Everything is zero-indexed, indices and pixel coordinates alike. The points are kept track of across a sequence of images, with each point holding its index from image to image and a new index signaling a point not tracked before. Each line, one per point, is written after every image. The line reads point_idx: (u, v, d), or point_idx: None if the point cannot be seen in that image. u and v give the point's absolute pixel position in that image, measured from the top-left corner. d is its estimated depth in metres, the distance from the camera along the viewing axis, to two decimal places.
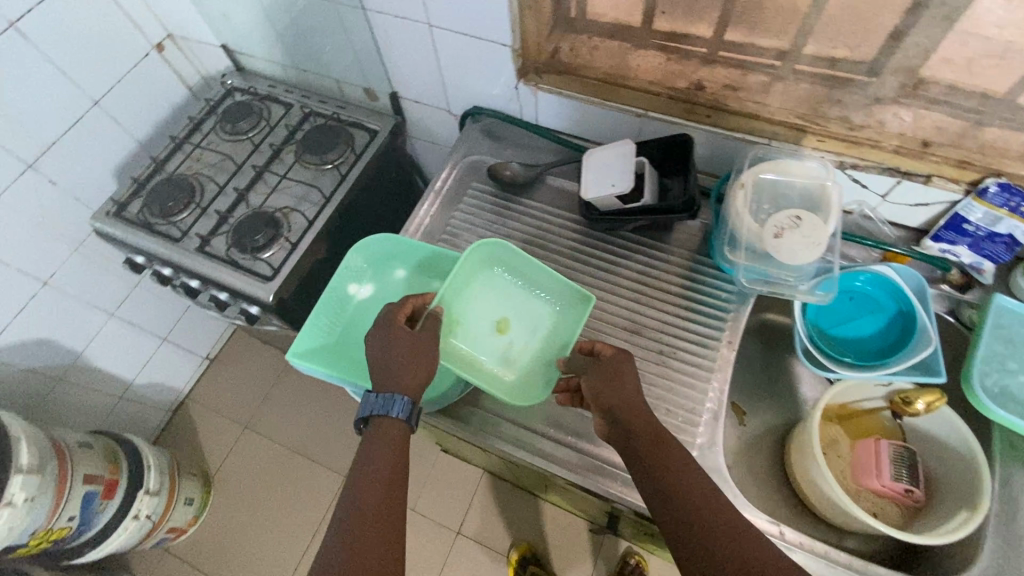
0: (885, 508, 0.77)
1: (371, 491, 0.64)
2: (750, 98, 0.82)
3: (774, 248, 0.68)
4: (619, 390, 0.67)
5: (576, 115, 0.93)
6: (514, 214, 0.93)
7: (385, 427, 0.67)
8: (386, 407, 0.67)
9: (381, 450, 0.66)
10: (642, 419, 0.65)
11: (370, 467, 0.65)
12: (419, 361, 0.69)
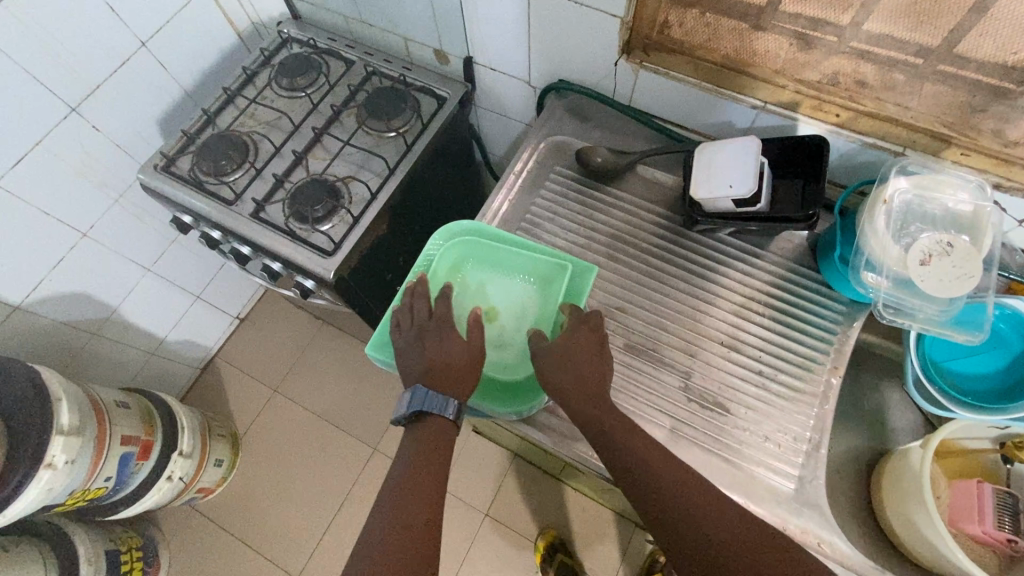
0: (982, 556, 0.72)
1: (413, 502, 0.60)
2: (886, 99, 0.73)
3: (923, 278, 0.60)
4: (568, 369, 0.64)
5: (679, 101, 0.85)
6: (600, 206, 0.86)
7: (430, 427, 0.63)
8: (434, 403, 0.63)
9: (425, 450, 0.62)
10: (603, 407, 0.63)
11: (413, 473, 0.61)
12: (463, 361, 0.65)
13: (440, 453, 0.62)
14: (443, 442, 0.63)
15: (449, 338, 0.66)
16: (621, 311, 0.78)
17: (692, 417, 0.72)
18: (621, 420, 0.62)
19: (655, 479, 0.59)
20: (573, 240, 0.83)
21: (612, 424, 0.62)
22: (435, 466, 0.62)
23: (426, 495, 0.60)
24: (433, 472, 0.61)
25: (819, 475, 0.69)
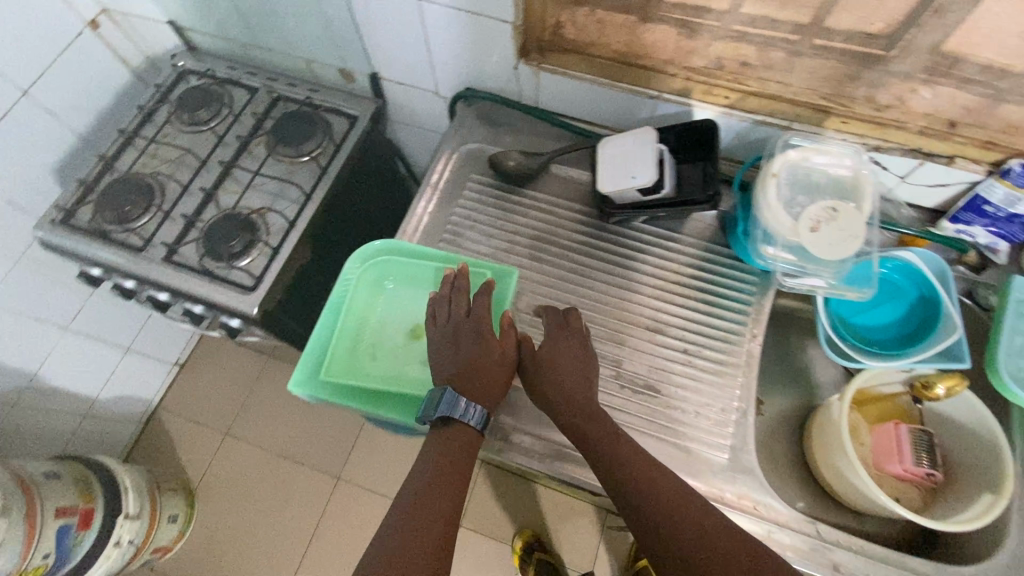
0: (906, 492, 0.77)
1: (429, 517, 0.56)
2: (769, 77, 0.77)
3: (808, 242, 0.64)
4: (555, 377, 0.66)
5: (581, 97, 0.86)
6: (520, 208, 0.87)
7: (453, 435, 0.60)
8: (464, 411, 0.60)
9: (445, 460, 0.59)
10: (591, 416, 0.64)
11: (432, 485, 0.58)
12: (492, 369, 0.63)
13: (462, 465, 0.59)
14: (465, 456, 0.60)
15: (487, 342, 0.64)
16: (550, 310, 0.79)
17: (627, 403, 0.74)
18: (608, 428, 0.64)
19: (648, 488, 0.60)
20: (496, 245, 0.84)
21: (604, 441, 0.63)
22: (452, 483, 0.58)
23: (441, 512, 0.57)
24: (452, 490, 0.58)
25: (751, 441, 0.72)
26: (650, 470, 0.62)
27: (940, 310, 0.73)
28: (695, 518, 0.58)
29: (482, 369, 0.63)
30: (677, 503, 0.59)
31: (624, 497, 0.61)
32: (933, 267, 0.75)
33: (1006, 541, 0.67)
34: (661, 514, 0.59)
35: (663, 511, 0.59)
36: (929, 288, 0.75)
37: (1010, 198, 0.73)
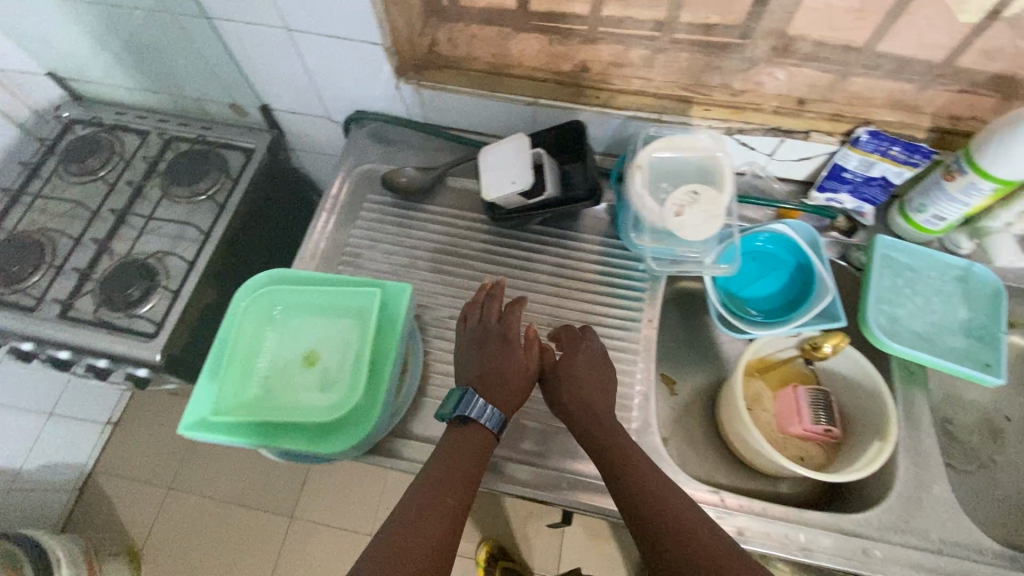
0: (809, 450, 0.81)
1: (438, 503, 0.61)
2: (634, 74, 0.81)
3: (670, 227, 0.68)
4: (571, 384, 0.71)
5: (465, 109, 0.88)
6: (418, 223, 0.88)
7: (467, 434, 0.66)
8: (484, 413, 0.67)
9: (459, 453, 0.64)
10: (605, 428, 0.68)
11: (445, 474, 0.63)
12: (512, 378, 0.70)
13: (475, 461, 0.64)
14: (476, 454, 0.65)
15: (509, 352, 0.71)
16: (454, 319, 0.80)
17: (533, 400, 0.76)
18: (619, 438, 0.67)
19: (638, 486, 0.63)
20: (396, 262, 0.84)
21: (611, 447, 0.66)
22: (463, 476, 0.63)
23: (451, 504, 0.61)
24: (465, 484, 0.62)
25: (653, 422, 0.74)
26: (650, 472, 0.64)
27: (812, 271, 0.78)
28: (686, 513, 0.61)
29: (503, 376, 0.70)
30: (672, 505, 0.61)
31: (620, 495, 0.64)
32: (805, 236, 0.80)
33: (894, 484, 0.71)
34: (650, 505, 0.62)
35: (658, 510, 0.61)
36: (798, 252, 0.80)
37: (864, 163, 0.79)
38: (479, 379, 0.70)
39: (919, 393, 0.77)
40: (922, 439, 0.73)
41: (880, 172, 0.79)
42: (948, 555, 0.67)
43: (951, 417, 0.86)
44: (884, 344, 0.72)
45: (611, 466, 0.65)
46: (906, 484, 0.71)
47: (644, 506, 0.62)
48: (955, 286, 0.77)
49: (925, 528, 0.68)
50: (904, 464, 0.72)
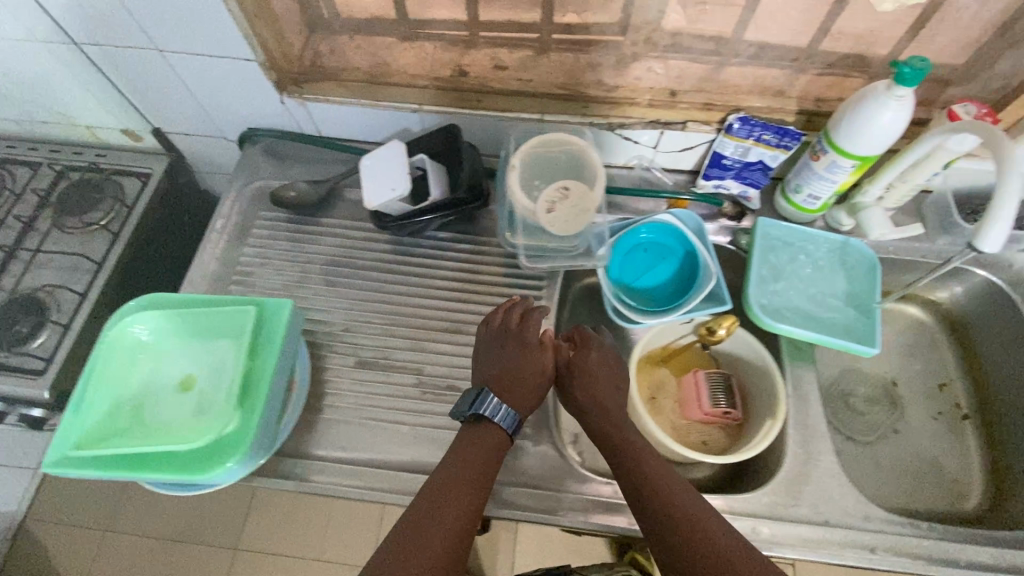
0: (712, 434, 0.82)
1: (452, 502, 0.61)
2: (512, 76, 0.82)
3: (542, 224, 0.69)
4: (587, 382, 0.73)
5: (353, 120, 0.88)
6: (313, 236, 0.87)
7: (483, 436, 0.67)
8: (501, 415, 0.68)
9: (473, 453, 0.65)
10: (615, 423, 0.71)
11: (461, 473, 0.64)
12: (529, 380, 0.72)
13: (487, 462, 0.65)
14: (489, 456, 0.66)
15: (531, 351, 0.73)
16: (347, 332, 0.79)
17: (429, 406, 0.75)
18: (634, 439, 0.68)
19: (646, 482, 0.64)
20: (289, 277, 0.83)
21: (624, 441, 0.68)
22: (476, 477, 0.64)
23: (464, 505, 0.62)
24: (477, 485, 0.63)
25: None
26: (669, 474, 0.65)
27: (696, 256, 0.80)
28: (699, 514, 0.61)
29: (520, 378, 0.71)
30: (686, 509, 0.61)
31: (636, 496, 0.64)
32: (690, 225, 0.82)
33: (784, 461, 0.72)
34: (658, 499, 0.62)
35: (673, 511, 0.61)
36: (681, 241, 0.81)
37: (739, 149, 0.81)
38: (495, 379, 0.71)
39: (807, 369, 0.78)
40: (810, 414, 0.75)
41: (756, 156, 0.81)
42: (839, 526, 0.68)
43: (852, 389, 0.88)
44: (763, 324, 0.74)
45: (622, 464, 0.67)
46: (797, 459, 0.72)
47: (659, 510, 0.62)
48: (834, 262, 0.79)
49: (816, 501, 0.69)
50: (793, 441, 0.73)
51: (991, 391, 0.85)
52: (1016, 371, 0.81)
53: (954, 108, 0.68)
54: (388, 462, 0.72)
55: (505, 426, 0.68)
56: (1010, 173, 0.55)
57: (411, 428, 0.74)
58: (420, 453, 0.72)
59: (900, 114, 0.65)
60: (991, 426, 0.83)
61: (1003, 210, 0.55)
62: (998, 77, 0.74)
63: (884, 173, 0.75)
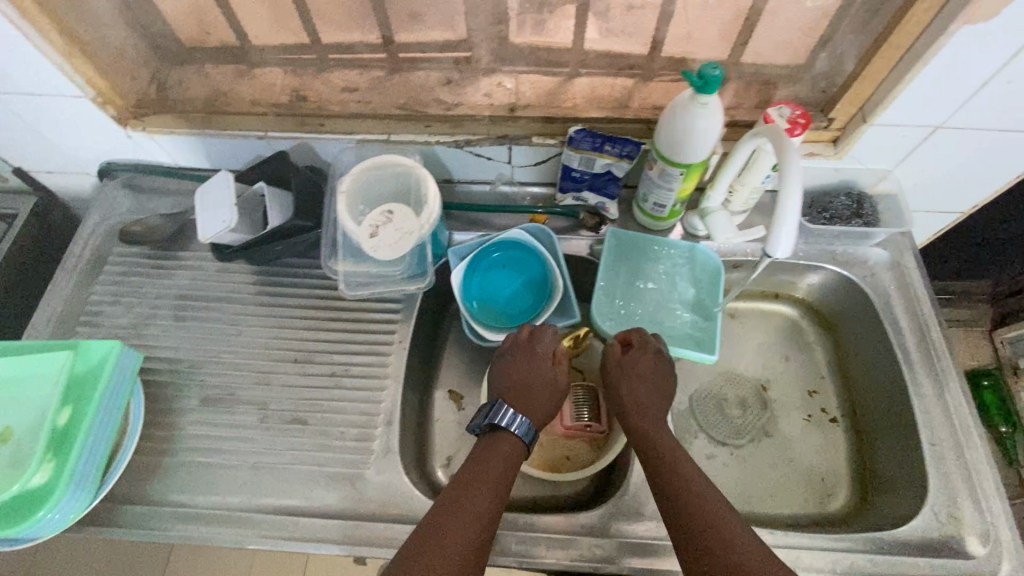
0: (574, 448, 0.82)
1: (476, 497, 0.62)
2: (352, 98, 0.81)
3: (364, 249, 0.68)
4: (627, 385, 0.74)
5: (203, 150, 0.87)
6: (165, 270, 0.85)
7: (505, 441, 0.69)
8: (519, 424, 0.70)
9: (496, 455, 0.68)
10: (655, 427, 0.70)
11: (483, 472, 0.65)
12: (544, 390, 0.74)
13: (507, 463, 0.67)
14: (510, 459, 0.68)
15: (551, 363, 0.75)
16: (195, 368, 0.78)
17: (271, 439, 0.74)
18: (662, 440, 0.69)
19: (683, 492, 0.63)
20: (137, 314, 0.82)
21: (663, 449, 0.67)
22: (497, 477, 0.65)
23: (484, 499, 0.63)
24: (499, 482, 0.65)
25: (394, 446, 0.73)
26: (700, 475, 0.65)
27: (547, 274, 0.80)
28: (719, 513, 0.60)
29: (534, 389, 0.74)
30: (708, 512, 0.60)
31: (670, 507, 0.62)
32: (543, 238, 0.83)
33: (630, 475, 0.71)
34: (689, 516, 0.60)
35: (697, 508, 0.61)
36: (534, 258, 0.81)
37: (585, 161, 0.80)
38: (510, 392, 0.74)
39: None
40: None
41: (602, 167, 0.80)
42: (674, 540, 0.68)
43: (722, 392, 0.88)
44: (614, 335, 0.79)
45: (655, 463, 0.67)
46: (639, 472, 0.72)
47: (681, 507, 0.61)
48: (682, 268, 0.83)
49: None
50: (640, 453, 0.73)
51: (854, 387, 0.84)
52: (872, 366, 0.81)
53: (769, 111, 0.67)
54: (226, 500, 0.71)
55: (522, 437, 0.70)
56: (792, 182, 0.55)
57: (252, 465, 0.72)
58: (259, 489, 0.71)
59: (710, 125, 0.64)
60: (856, 423, 0.83)
61: (785, 219, 0.55)
62: (824, 76, 0.75)
63: (722, 177, 0.75)
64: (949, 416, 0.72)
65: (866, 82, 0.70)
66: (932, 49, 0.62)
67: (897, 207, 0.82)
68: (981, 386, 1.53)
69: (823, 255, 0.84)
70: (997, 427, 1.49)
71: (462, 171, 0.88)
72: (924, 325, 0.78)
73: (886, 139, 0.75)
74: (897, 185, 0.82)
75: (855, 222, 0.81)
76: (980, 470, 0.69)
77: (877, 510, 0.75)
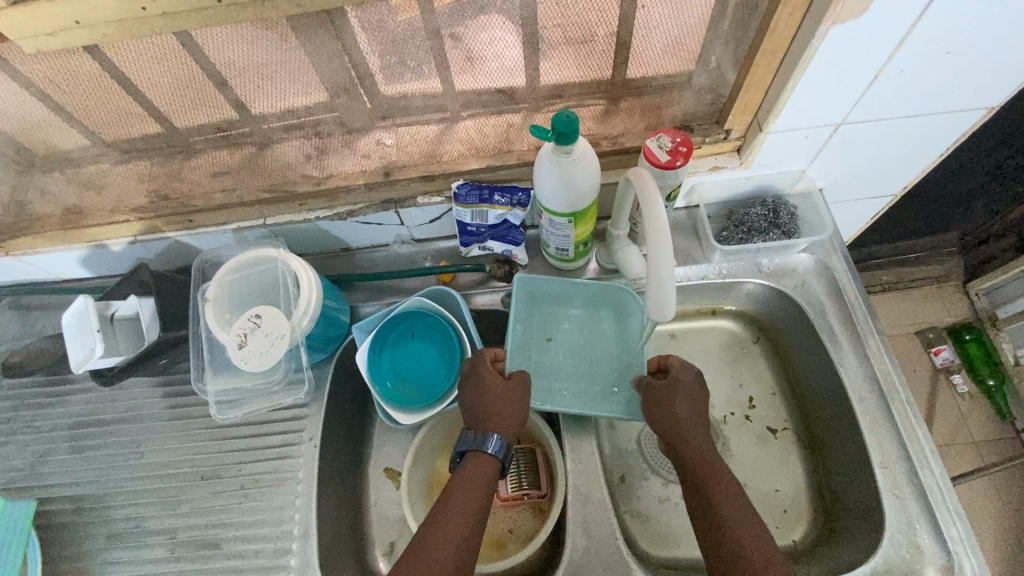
0: (518, 518, 0.76)
1: (443, 539, 0.58)
2: (215, 188, 0.75)
3: (235, 360, 0.63)
4: (663, 408, 0.66)
5: (75, 262, 0.80)
6: (58, 396, 0.80)
7: (475, 469, 0.63)
8: (494, 445, 0.63)
9: (463, 496, 0.60)
10: (690, 442, 0.64)
11: (449, 520, 0.59)
12: (515, 396, 0.67)
13: (479, 494, 0.61)
14: (479, 488, 0.61)
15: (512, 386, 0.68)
16: (97, 501, 0.73)
17: (182, 570, 0.69)
18: (707, 452, 0.63)
19: (728, 521, 0.58)
20: (33, 452, 0.77)
21: (701, 468, 0.62)
22: (468, 513, 0.60)
23: (453, 539, 0.58)
24: (468, 518, 0.59)
25: (313, 559, 0.68)
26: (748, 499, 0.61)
27: (452, 336, 0.74)
28: (764, 544, 0.57)
29: (508, 399, 0.66)
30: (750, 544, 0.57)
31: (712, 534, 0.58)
32: (437, 297, 0.77)
33: (566, 553, 0.67)
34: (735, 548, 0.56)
35: (739, 544, 0.57)
36: (435, 324, 0.75)
37: (478, 214, 0.73)
38: (474, 412, 0.66)
39: (585, 438, 0.73)
40: (590, 491, 0.70)
41: (498, 218, 0.73)
42: None
43: None
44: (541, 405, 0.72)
45: (693, 482, 0.62)
46: (575, 548, 0.67)
47: (720, 536, 0.58)
48: (605, 321, 0.77)
49: None
50: (574, 525, 0.68)
51: (802, 402, 0.79)
52: (822, 380, 0.75)
53: (648, 143, 0.63)
54: None
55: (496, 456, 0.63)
56: (658, 239, 0.53)
57: None
58: None
59: (584, 167, 0.60)
60: (810, 444, 0.77)
61: (659, 280, 0.53)
62: (708, 89, 0.69)
63: (620, 213, 0.69)
64: (897, 435, 0.67)
65: (751, 91, 0.64)
66: (808, 54, 0.56)
67: (814, 207, 0.78)
68: (964, 341, 1.40)
69: (749, 270, 0.79)
70: (984, 381, 1.36)
71: (357, 239, 0.82)
72: (860, 334, 0.73)
73: (789, 143, 0.69)
74: (813, 183, 0.77)
75: (774, 234, 0.75)
76: (934, 492, 0.64)
77: (842, 541, 0.69)
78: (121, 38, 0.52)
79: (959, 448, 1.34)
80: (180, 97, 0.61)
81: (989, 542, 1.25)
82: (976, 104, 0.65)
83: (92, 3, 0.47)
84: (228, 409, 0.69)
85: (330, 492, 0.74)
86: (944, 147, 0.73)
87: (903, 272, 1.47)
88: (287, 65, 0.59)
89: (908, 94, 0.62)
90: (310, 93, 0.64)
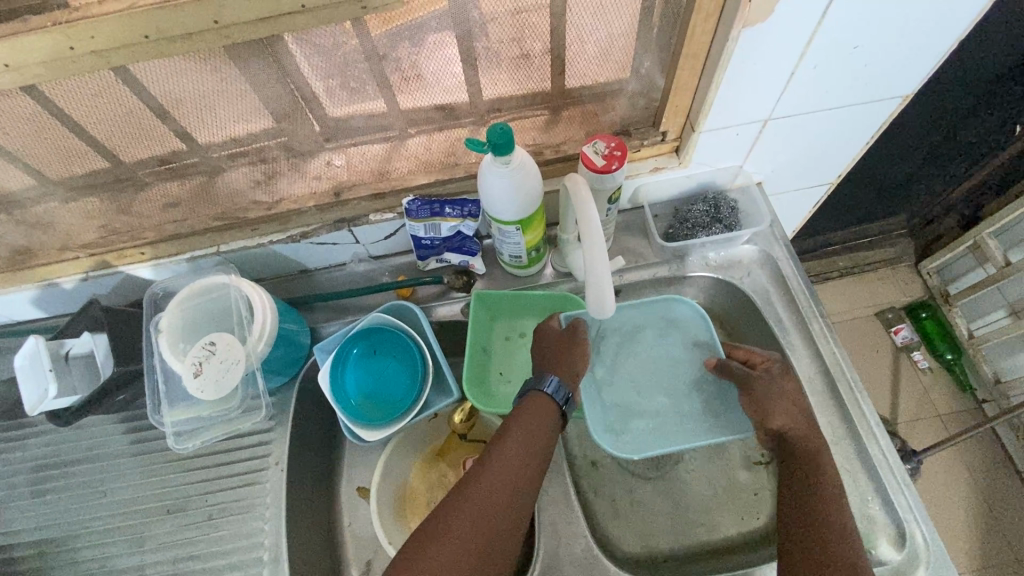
0: None
1: (494, 471, 0.57)
2: (166, 219, 0.75)
3: (193, 389, 0.63)
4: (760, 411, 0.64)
5: (24, 305, 0.80)
6: (14, 442, 0.78)
7: (532, 408, 0.62)
8: (552, 385, 0.62)
9: (518, 430, 0.60)
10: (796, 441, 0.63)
11: (504, 455, 0.58)
12: (578, 345, 0.66)
13: (536, 432, 0.60)
14: (538, 426, 0.60)
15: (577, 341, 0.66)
16: (61, 545, 0.72)
17: None
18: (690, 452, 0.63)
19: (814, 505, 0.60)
20: None
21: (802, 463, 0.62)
22: (524, 449, 0.59)
23: (505, 471, 0.58)
24: (523, 452, 0.59)
25: None
26: (785, 459, 0.64)
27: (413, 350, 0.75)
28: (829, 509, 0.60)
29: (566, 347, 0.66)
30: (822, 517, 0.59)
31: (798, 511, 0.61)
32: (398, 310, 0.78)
33: (535, 551, 0.68)
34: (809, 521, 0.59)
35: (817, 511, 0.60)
36: (396, 338, 0.76)
37: (430, 228, 0.74)
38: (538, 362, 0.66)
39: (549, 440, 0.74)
40: (556, 491, 0.71)
41: (450, 230, 0.75)
42: None
43: None
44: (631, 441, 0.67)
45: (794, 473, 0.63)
46: (545, 550, 0.68)
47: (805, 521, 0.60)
48: (649, 335, 0.74)
49: None
50: (542, 526, 0.69)
51: None
52: None
53: (585, 148, 0.66)
54: None
55: (552, 396, 0.62)
56: (595, 244, 0.56)
57: None
58: None
59: (523, 175, 0.62)
60: None
61: (594, 278, 0.58)
62: (642, 94, 0.72)
63: (566, 219, 0.72)
64: (845, 415, 0.70)
65: (681, 93, 0.67)
66: (725, 56, 0.59)
67: (753, 200, 0.81)
68: (920, 319, 1.46)
69: (697, 264, 0.82)
70: (943, 356, 1.42)
71: (314, 260, 0.83)
72: (805, 318, 0.76)
73: (723, 140, 0.72)
74: (750, 177, 0.80)
75: (716, 228, 0.78)
76: (883, 465, 0.67)
77: None
78: (55, 77, 0.52)
79: (925, 423, 1.39)
80: (123, 131, 0.62)
81: (962, 512, 1.29)
82: (890, 93, 0.69)
83: (21, 45, 0.47)
84: (187, 439, 0.69)
85: (301, 515, 0.74)
86: (869, 137, 0.77)
87: (858, 257, 1.52)
88: (226, 93, 0.60)
89: (826, 88, 0.66)
90: (253, 120, 0.65)
